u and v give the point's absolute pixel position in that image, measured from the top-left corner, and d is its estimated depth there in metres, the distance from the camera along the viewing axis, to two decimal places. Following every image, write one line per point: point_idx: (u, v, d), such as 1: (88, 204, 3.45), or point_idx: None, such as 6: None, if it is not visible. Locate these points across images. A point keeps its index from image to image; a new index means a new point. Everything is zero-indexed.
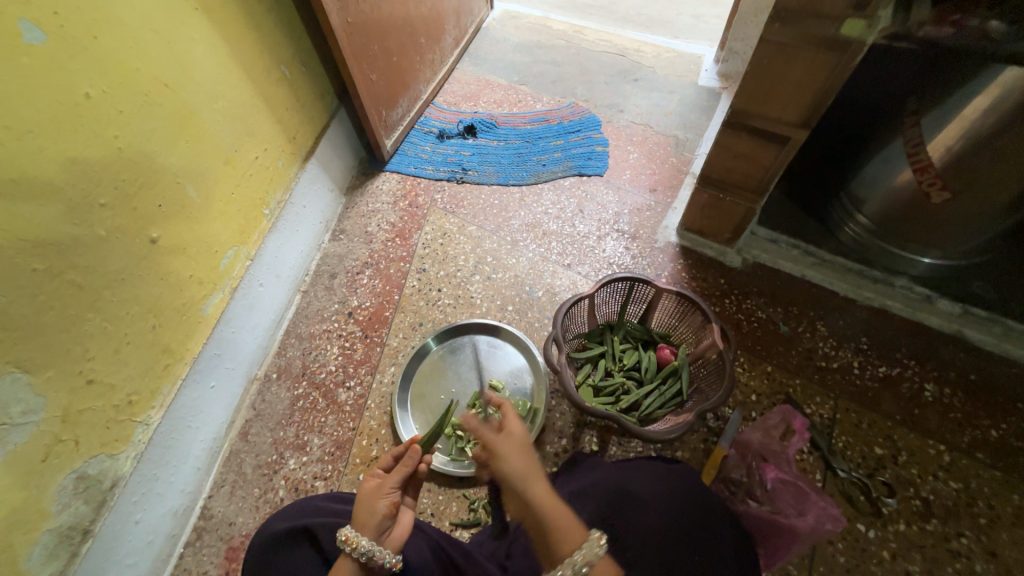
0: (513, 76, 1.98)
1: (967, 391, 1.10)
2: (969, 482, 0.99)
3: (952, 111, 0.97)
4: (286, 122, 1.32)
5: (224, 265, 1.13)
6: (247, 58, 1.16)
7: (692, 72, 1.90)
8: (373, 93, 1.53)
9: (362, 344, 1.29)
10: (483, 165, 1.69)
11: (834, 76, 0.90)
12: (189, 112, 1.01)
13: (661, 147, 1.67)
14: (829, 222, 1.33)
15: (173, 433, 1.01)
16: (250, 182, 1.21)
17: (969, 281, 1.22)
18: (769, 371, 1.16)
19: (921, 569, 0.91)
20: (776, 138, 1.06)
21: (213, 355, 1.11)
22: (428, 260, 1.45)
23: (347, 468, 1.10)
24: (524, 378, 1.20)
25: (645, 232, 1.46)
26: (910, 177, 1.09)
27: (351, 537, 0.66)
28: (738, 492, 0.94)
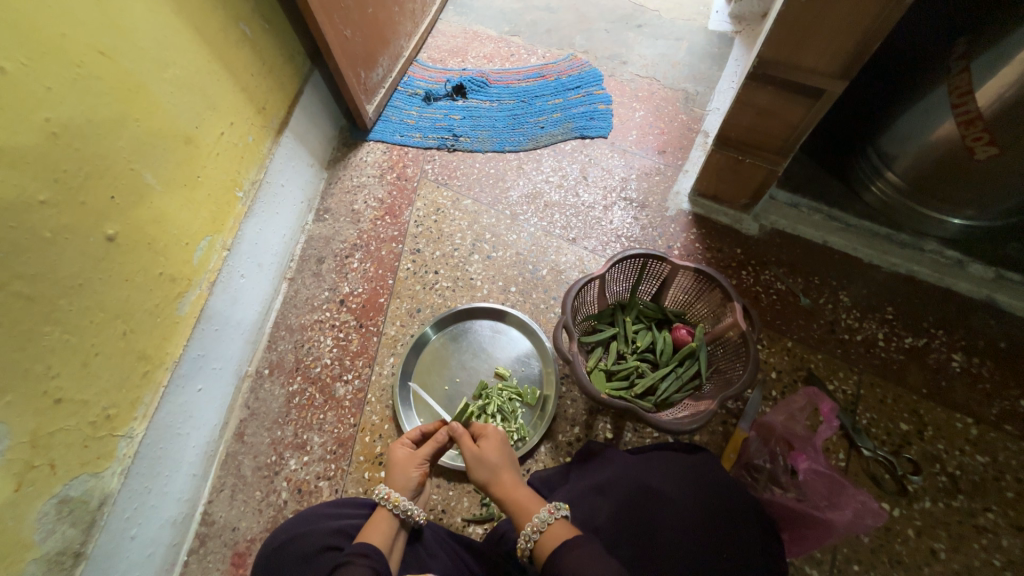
0: (503, 26, 1.79)
1: (996, 360, 1.05)
2: (997, 455, 0.96)
3: (1010, 54, 0.85)
4: (252, 91, 1.17)
5: (198, 258, 1.03)
6: (198, 15, 0.99)
7: (701, 15, 1.72)
8: (348, 52, 1.36)
9: (358, 334, 1.21)
10: (476, 130, 1.54)
11: (885, 15, 0.78)
12: (134, 84, 0.87)
13: (669, 103, 1.53)
14: (855, 181, 1.23)
15: (161, 443, 0.95)
16: (218, 161, 1.08)
17: (1001, 242, 1.14)
18: (790, 347, 1.10)
19: (947, 546, 0.89)
20: (809, 91, 0.94)
21: (197, 357, 1.03)
22: (423, 239, 1.34)
23: (351, 467, 1.05)
24: (532, 364, 1.14)
25: (654, 200, 1.35)
26: (952, 131, 0.98)
27: (391, 494, 0.76)
28: (761, 478, 0.91)
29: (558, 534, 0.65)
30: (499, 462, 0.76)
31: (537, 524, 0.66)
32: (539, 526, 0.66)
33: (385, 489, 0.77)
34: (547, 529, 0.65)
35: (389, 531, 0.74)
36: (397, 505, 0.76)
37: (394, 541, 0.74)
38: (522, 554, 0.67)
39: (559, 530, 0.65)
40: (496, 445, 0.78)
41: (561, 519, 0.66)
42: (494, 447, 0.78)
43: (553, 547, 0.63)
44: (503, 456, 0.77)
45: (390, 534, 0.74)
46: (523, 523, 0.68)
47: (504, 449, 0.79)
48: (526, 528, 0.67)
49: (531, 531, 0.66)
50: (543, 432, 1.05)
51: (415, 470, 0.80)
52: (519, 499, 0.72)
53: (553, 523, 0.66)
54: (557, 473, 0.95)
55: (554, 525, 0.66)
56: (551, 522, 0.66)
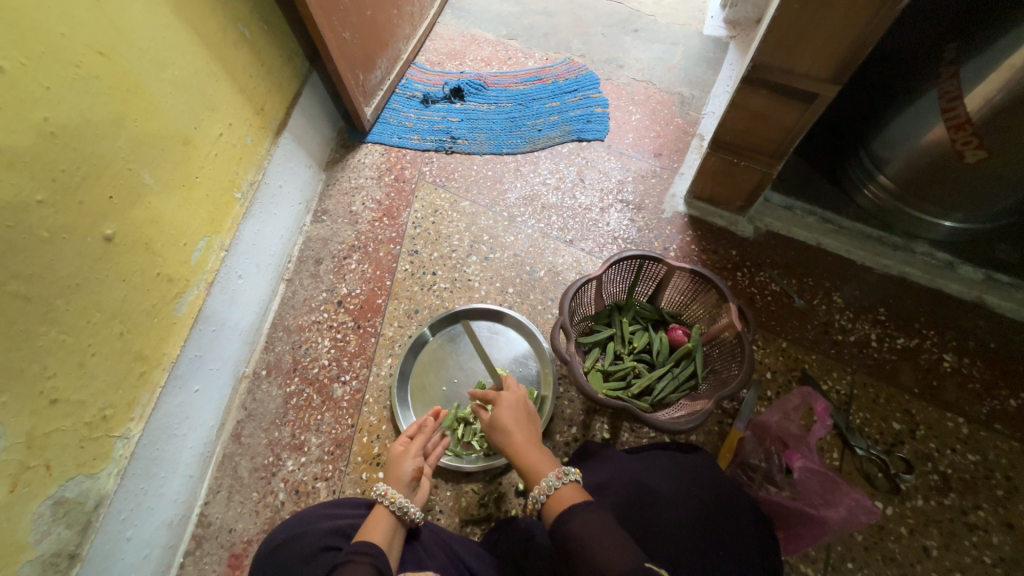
0: (501, 29, 1.80)
1: (986, 361, 1.07)
2: (987, 454, 0.97)
3: (998, 60, 0.87)
4: (251, 93, 1.18)
5: (195, 259, 1.03)
6: (198, 16, 1.00)
7: (696, 20, 1.74)
8: (346, 54, 1.37)
9: (355, 336, 1.21)
10: (474, 133, 1.55)
11: (876, 21, 0.79)
12: (133, 85, 0.87)
13: (665, 107, 1.55)
14: (848, 184, 1.24)
15: (158, 444, 0.95)
16: (217, 162, 1.08)
17: (991, 245, 1.16)
18: (784, 348, 1.11)
19: (939, 544, 0.90)
20: (802, 95, 0.95)
21: (194, 358, 1.03)
22: (420, 241, 1.35)
23: (349, 468, 1.05)
24: (529, 364, 1.14)
25: (651, 202, 1.36)
26: (942, 135, 1.00)
27: (388, 491, 0.78)
28: (756, 476, 0.92)
29: (564, 498, 0.64)
30: (512, 423, 0.77)
31: (543, 487, 0.66)
32: (546, 490, 0.66)
33: (382, 487, 0.79)
34: (554, 492, 0.65)
35: (388, 528, 0.75)
36: (393, 501, 0.77)
37: (393, 538, 0.75)
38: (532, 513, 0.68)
39: (565, 494, 0.65)
40: (509, 406, 0.79)
41: (569, 484, 0.66)
42: (507, 408, 0.79)
43: (559, 510, 0.63)
44: (517, 418, 0.78)
45: (388, 531, 0.74)
46: (532, 484, 0.69)
47: (519, 411, 0.78)
48: (535, 489, 0.68)
49: (538, 491, 0.67)
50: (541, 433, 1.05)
51: (410, 463, 0.83)
52: (530, 460, 0.71)
53: (560, 487, 0.66)
54: None
55: (561, 489, 0.65)
56: (558, 487, 0.66)
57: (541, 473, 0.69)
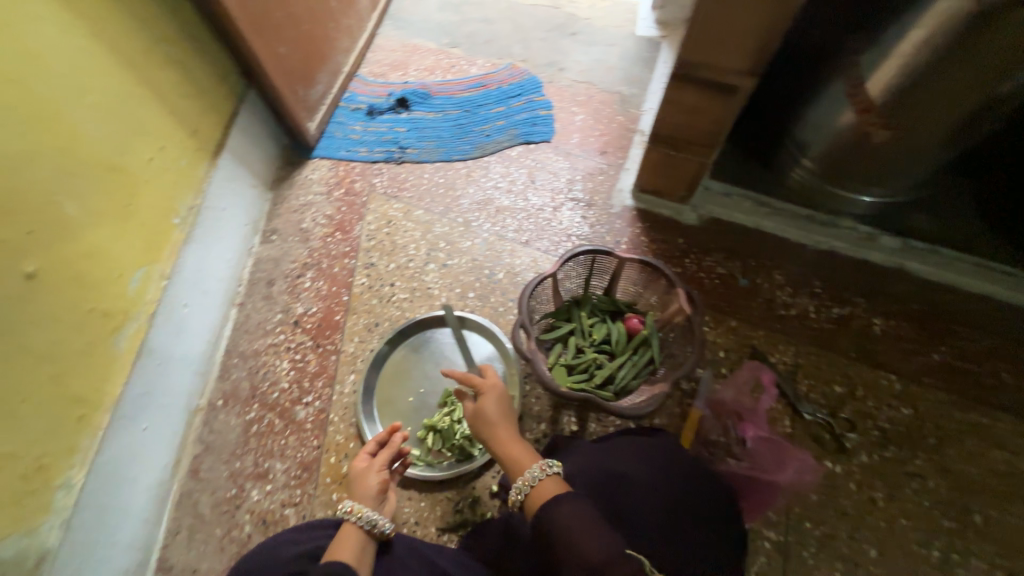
0: (442, 38, 1.81)
1: (911, 321, 1.17)
2: (918, 406, 1.06)
3: (891, 47, 0.96)
4: (184, 114, 1.13)
5: (133, 290, 0.98)
6: (118, 38, 0.96)
7: (630, 22, 1.81)
8: (284, 70, 1.34)
9: (315, 355, 1.18)
10: (422, 142, 1.55)
11: (781, 16, 0.86)
12: (50, 112, 0.83)
13: (607, 106, 1.60)
14: (778, 168, 1.33)
15: (106, 489, 0.89)
16: (151, 188, 1.04)
17: (906, 215, 1.27)
18: (734, 326, 1.17)
19: (884, 494, 0.97)
20: (726, 88, 1.02)
21: (140, 394, 0.97)
22: (376, 253, 1.33)
23: (318, 490, 1.02)
24: (494, 367, 1.15)
25: (600, 198, 1.41)
26: (852, 118, 1.09)
27: (355, 506, 0.77)
28: (718, 451, 0.96)
29: (547, 489, 0.66)
30: (495, 418, 0.79)
31: (527, 479, 0.67)
32: (528, 481, 0.67)
33: (349, 503, 0.78)
34: (538, 484, 0.67)
35: (357, 545, 0.74)
36: (361, 516, 0.76)
37: (364, 552, 0.74)
38: (515, 506, 0.69)
39: (547, 486, 0.66)
40: (493, 402, 0.82)
41: (552, 476, 0.67)
42: (490, 404, 0.81)
43: (543, 501, 0.64)
44: (501, 415, 0.80)
45: (358, 547, 0.74)
46: (516, 478, 0.70)
47: (502, 408, 0.81)
48: (518, 482, 0.69)
49: (521, 484, 0.68)
50: None
51: (375, 478, 0.84)
52: (514, 453, 0.74)
53: (544, 479, 0.67)
54: None
55: (545, 481, 0.67)
56: (541, 478, 0.67)
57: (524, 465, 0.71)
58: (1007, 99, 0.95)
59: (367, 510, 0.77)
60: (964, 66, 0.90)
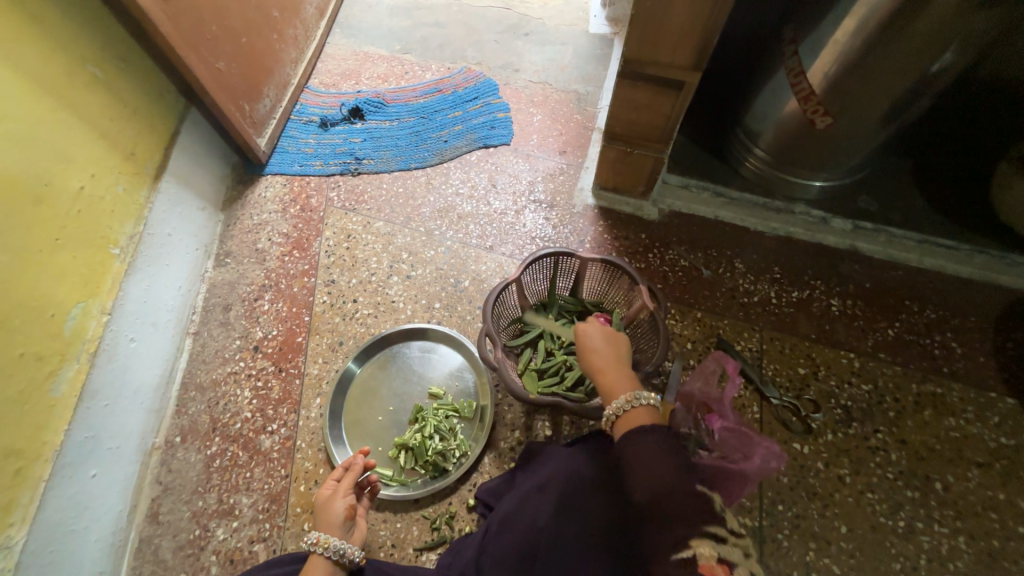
0: (394, 44, 1.78)
1: (865, 299, 1.21)
2: (877, 382, 1.10)
3: (826, 36, 0.99)
4: (116, 137, 1.07)
5: (69, 329, 0.92)
6: (31, 61, 0.90)
7: (581, 20, 1.82)
8: (225, 86, 1.29)
9: (278, 381, 1.13)
10: (379, 151, 1.52)
11: (717, 11, 0.87)
12: None
13: (563, 105, 1.60)
14: (732, 159, 1.35)
15: (52, 545, 0.83)
16: (82, 218, 0.97)
17: (856, 198, 1.31)
18: (699, 318, 1.19)
19: (850, 470, 1.00)
20: (672, 84, 1.03)
21: (86, 439, 0.92)
22: (336, 269, 1.30)
23: (288, 522, 0.98)
24: (465, 377, 1.13)
25: (562, 198, 1.41)
26: (796, 106, 1.12)
27: (320, 538, 0.79)
28: (688, 444, 0.93)
29: (638, 420, 0.78)
30: (612, 360, 0.88)
31: (622, 405, 0.80)
32: (620, 409, 0.80)
33: (313, 535, 0.79)
34: (634, 410, 0.79)
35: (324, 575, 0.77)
36: (327, 547, 0.79)
37: None
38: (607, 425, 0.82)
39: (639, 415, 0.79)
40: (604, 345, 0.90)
41: (643, 407, 0.79)
42: (611, 346, 0.90)
43: (631, 429, 0.76)
44: (617, 356, 0.89)
45: None
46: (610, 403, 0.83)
47: (620, 351, 0.90)
48: (614, 403, 0.82)
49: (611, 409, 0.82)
50: (485, 443, 1.04)
51: (339, 505, 0.85)
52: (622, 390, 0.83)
53: (636, 411, 0.79)
54: (504, 481, 0.96)
55: (639, 411, 0.79)
56: (634, 410, 0.79)
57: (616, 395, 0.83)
58: (936, 80, 0.99)
59: (333, 540, 0.79)
60: (894, 50, 0.93)
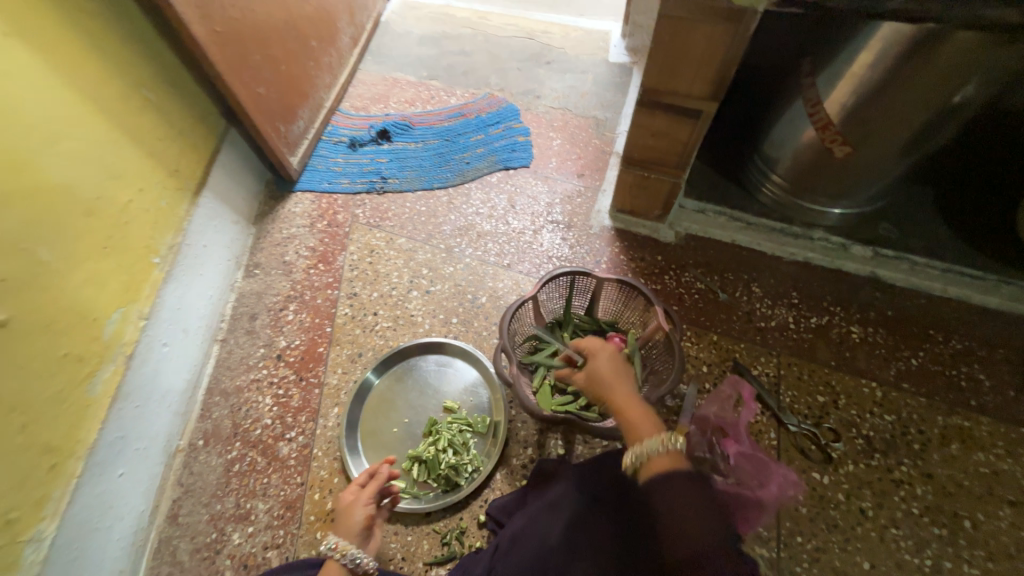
0: (421, 71, 1.87)
1: (887, 327, 1.19)
2: (901, 413, 1.07)
3: (844, 68, 1.01)
4: (162, 156, 1.15)
5: (110, 333, 0.97)
6: (93, 86, 0.98)
7: (602, 49, 1.88)
8: (264, 109, 1.37)
9: (298, 389, 1.17)
10: (403, 171, 1.58)
11: (735, 44, 0.90)
12: (23, 160, 0.83)
13: (582, 130, 1.65)
14: (749, 184, 1.37)
15: (79, 541, 0.86)
16: (128, 230, 1.04)
17: (876, 225, 1.30)
18: (715, 341, 1.19)
19: (873, 504, 0.97)
20: (690, 112, 1.06)
21: (117, 439, 0.96)
22: (359, 282, 1.34)
23: (301, 529, 1.00)
24: (480, 392, 1.15)
25: (579, 220, 1.44)
26: (814, 135, 1.13)
27: (339, 544, 0.80)
28: (702, 469, 0.92)
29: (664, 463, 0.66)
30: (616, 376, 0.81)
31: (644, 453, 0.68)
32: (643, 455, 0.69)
33: (332, 539, 0.81)
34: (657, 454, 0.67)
35: None
36: (345, 554, 0.80)
37: None
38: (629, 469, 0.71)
39: (663, 460, 0.67)
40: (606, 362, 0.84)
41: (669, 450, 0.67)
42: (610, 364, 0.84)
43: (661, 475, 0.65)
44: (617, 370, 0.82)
45: None
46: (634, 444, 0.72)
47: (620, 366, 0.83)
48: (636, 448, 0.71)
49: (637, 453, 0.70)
50: (498, 459, 1.05)
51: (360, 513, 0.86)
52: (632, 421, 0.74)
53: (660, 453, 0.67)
54: (518, 497, 0.97)
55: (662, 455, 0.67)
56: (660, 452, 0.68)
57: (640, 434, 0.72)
58: (956, 113, 1.00)
59: (351, 548, 0.80)
60: (913, 83, 0.95)
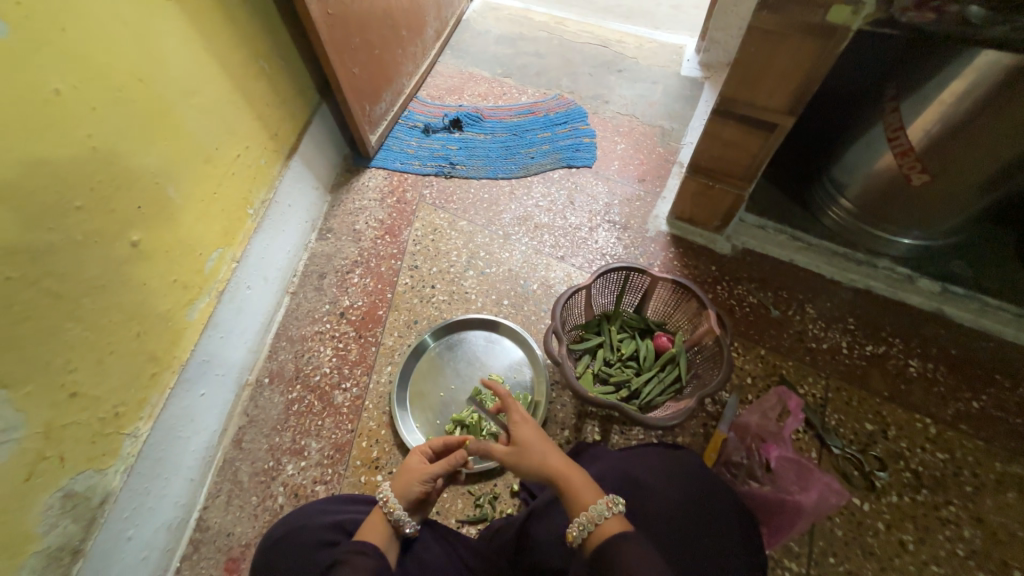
0: (497, 68, 1.96)
1: (948, 365, 1.15)
2: (954, 452, 1.03)
3: (931, 95, 1.00)
4: (266, 120, 1.28)
5: (208, 268, 1.09)
6: (224, 52, 1.11)
7: (674, 62, 1.91)
8: (355, 88, 1.49)
9: (357, 345, 1.26)
10: (471, 159, 1.67)
11: (821, 61, 0.92)
12: (166, 108, 0.96)
13: (647, 137, 1.68)
14: (814, 206, 1.36)
15: (164, 444, 0.98)
16: (233, 181, 1.16)
17: (947, 262, 1.26)
18: (763, 355, 1.18)
19: (914, 538, 0.94)
20: (765, 125, 1.07)
21: (202, 362, 1.07)
22: (420, 256, 1.43)
23: (348, 471, 1.08)
24: (524, 372, 1.20)
25: (636, 222, 1.47)
26: (890, 161, 1.12)
27: (389, 499, 0.73)
28: (740, 473, 0.97)
29: (613, 529, 0.59)
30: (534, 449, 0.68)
31: (592, 516, 0.59)
32: (595, 519, 0.59)
33: (385, 490, 0.74)
34: (604, 520, 0.59)
35: (386, 535, 0.72)
36: (392, 511, 0.72)
37: (389, 544, 0.72)
38: (572, 542, 0.61)
39: (612, 526, 0.59)
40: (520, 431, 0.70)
41: (617, 514, 0.60)
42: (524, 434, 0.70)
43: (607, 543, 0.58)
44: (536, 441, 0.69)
45: (384, 536, 0.72)
46: (574, 513, 0.62)
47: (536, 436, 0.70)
48: (579, 517, 0.61)
49: (582, 525, 0.60)
50: None
51: (419, 484, 0.75)
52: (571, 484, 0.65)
53: (610, 517, 0.59)
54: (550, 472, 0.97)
55: (611, 519, 0.59)
56: (605, 518, 0.60)
57: (583, 499, 0.62)
58: None
59: (399, 508, 0.72)
60: (1006, 115, 0.93)
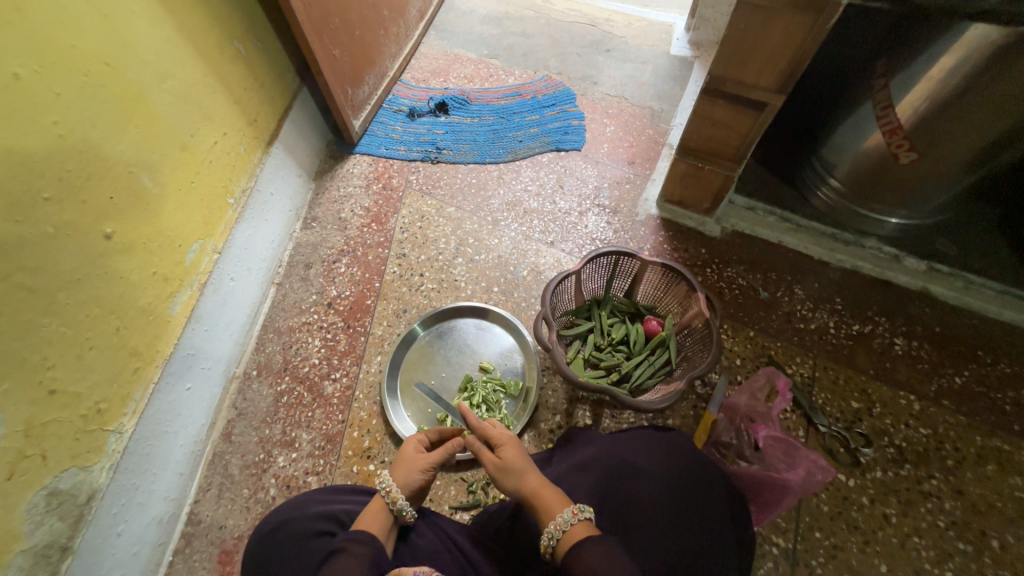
0: (482, 49, 1.91)
1: (933, 343, 1.17)
2: (937, 427, 1.06)
3: (920, 72, 0.98)
4: (244, 105, 1.23)
5: (189, 260, 1.06)
6: (196, 33, 1.06)
7: (664, 41, 1.87)
8: (336, 71, 1.45)
9: (345, 335, 1.24)
10: (458, 144, 1.63)
11: (811, 38, 0.90)
12: (136, 93, 0.92)
13: (637, 119, 1.66)
14: (803, 187, 1.35)
15: (150, 440, 0.96)
16: (211, 169, 1.13)
17: (933, 240, 1.27)
18: (752, 336, 1.19)
19: (897, 511, 0.97)
20: (755, 104, 1.06)
21: (187, 356, 1.05)
22: (408, 245, 1.40)
23: (339, 461, 1.08)
24: (514, 358, 1.19)
25: (626, 206, 1.45)
26: (880, 139, 1.12)
27: (392, 490, 0.73)
28: (730, 454, 0.99)
29: (580, 534, 0.61)
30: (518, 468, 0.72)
31: (559, 523, 0.62)
32: (561, 526, 0.62)
33: (387, 480, 0.74)
34: (570, 527, 0.61)
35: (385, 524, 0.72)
36: (395, 502, 0.72)
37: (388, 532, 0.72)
38: (545, 551, 0.63)
39: (580, 532, 0.61)
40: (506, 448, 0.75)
41: (584, 520, 0.62)
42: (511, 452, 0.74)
43: (573, 547, 0.60)
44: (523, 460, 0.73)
45: (384, 525, 0.72)
46: (546, 521, 0.65)
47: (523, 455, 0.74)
48: (548, 525, 0.63)
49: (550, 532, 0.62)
50: (526, 422, 1.10)
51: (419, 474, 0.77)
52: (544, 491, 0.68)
53: (576, 524, 0.62)
54: (543, 457, 0.98)
55: (577, 525, 0.62)
56: (573, 523, 0.62)
57: (553, 509, 0.65)
58: None
59: (402, 499, 0.73)
60: (995, 91, 0.93)
